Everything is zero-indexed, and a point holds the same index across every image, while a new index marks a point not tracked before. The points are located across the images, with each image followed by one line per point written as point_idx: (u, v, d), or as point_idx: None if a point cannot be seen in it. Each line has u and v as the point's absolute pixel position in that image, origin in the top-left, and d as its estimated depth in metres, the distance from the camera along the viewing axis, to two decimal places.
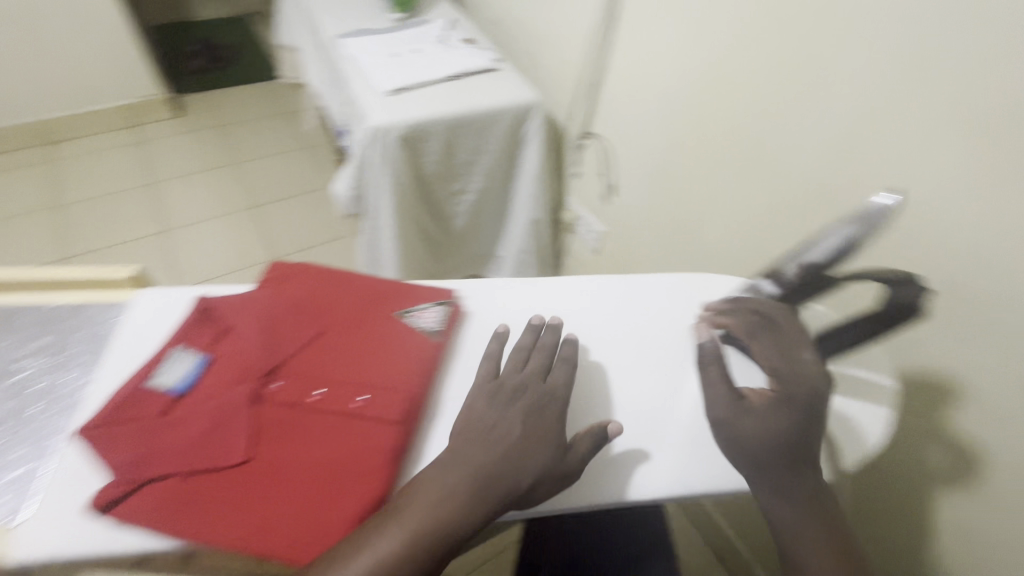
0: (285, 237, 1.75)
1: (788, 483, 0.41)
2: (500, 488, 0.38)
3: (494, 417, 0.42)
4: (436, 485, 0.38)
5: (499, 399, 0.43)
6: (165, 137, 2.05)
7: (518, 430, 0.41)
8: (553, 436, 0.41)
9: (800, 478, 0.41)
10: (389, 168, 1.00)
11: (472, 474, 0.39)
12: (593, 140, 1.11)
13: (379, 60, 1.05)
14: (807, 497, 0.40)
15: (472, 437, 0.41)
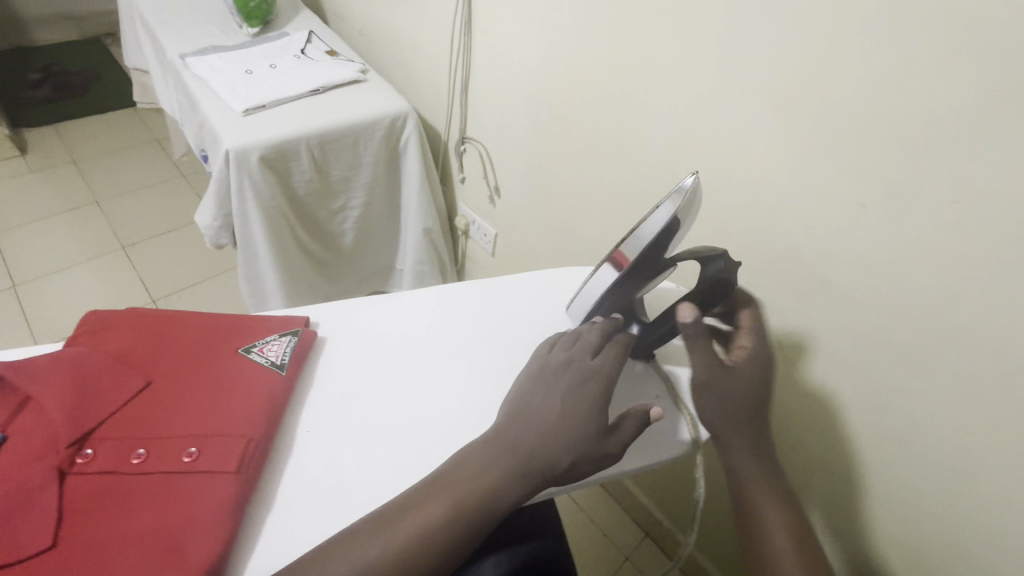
0: (165, 276, 1.61)
1: (749, 432, 0.47)
2: (533, 472, 0.40)
3: (546, 396, 0.42)
4: (479, 467, 0.40)
5: (560, 378, 0.43)
6: (6, 179, 1.81)
7: (561, 408, 0.41)
8: (604, 413, 0.42)
9: (755, 428, 0.47)
10: (255, 191, 0.94)
11: (518, 457, 0.40)
12: (472, 144, 1.11)
13: (232, 78, 0.98)
14: (758, 441, 0.47)
15: (522, 416, 0.42)
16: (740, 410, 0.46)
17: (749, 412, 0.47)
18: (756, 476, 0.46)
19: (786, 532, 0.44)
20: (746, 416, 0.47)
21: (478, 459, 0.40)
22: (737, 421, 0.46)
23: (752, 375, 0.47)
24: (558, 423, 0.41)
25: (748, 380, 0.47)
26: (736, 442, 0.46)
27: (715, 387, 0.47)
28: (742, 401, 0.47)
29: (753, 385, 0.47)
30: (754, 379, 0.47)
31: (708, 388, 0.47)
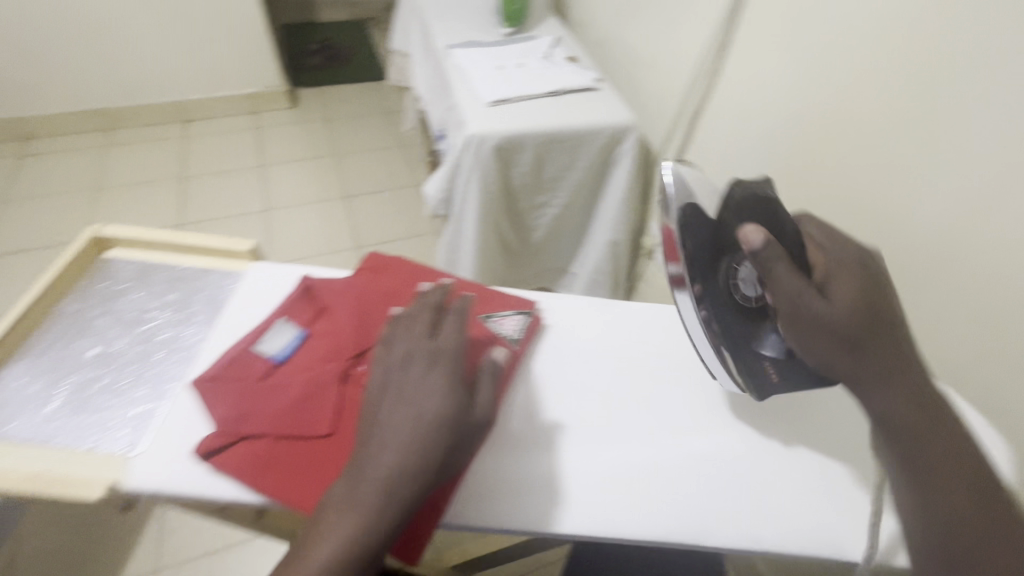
0: (371, 228, 1.86)
1: (884, 380, 0.40)
2: (417, 465, 0.38)
3: (402, 393, 0.41)
4: (364, 468, 0.38)
5: (403, 374, 0.42)
6: (278, 125, 2.24)
7: (417, 401, 0.40)
8: (430, 403, 0.40)
9: (892, 376, 0.40)
10: (480, 175, 1.03)
11: (399, 448, 0.39)
12: (686, 168, 1.09)
13: (484, 71, 1.09)
14: (904, 400, 0.39)
15: (385, 423, 0.40)
16: (853, 346, 0.40)
17: (863, 344, 0.40)
18: (924, 438, 0.39)
19: (978, 504, 0.37)
20: (859, 350, 0.40)
21: (360, 462, 0.39)
22: (856, 362, 0.40)
23: (846, 295, 0.42)
24: (423, 409, 0.40)
25: (846, 297, 0.42)
26: (885, 397, 0.40)
27: (801, 310, 0.41)
28: (854, 331, 0.40)
29: (847, 300, 0.41)
30: (859, 301, 0.41)
31: (799, 312, 0.41)
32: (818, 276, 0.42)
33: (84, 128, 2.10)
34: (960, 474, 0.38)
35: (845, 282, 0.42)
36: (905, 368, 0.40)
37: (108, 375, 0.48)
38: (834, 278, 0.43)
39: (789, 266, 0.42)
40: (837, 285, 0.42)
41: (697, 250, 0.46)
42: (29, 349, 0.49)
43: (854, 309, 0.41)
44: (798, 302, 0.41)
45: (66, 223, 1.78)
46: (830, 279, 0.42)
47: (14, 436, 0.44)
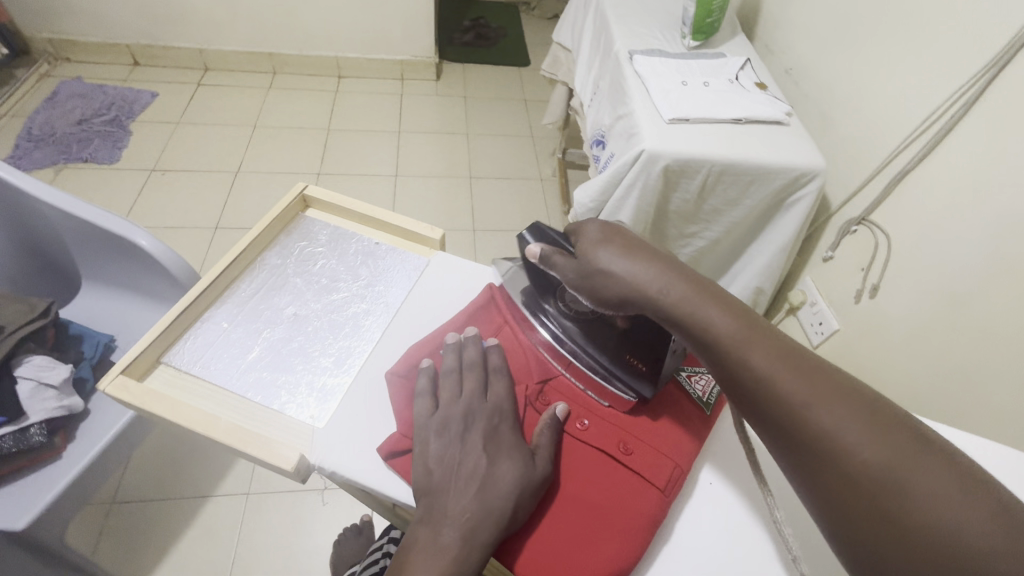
0: (490, 214, 1.86)
1: (749, 339, 0.36)
2: (492, 529, 0.35)
3: (462, 453, 0.38)
4: (440, 533, 0.35)
5: (446, 432, 0.39)
6: (420, 94, 2.30)
7: (483, 459, 0.38)
8: (500, 462, 0.38)
9: (749, 328, 0.37)
10: (641, 192, 0.98)
11: (462, 525, 0.35)
12: (869, 229, 0.99)
13: (668, 84, 1.02)
14: (769, 352, 0.35)
15: (447, 483, 0.37)
16: (646, 296, 0.40)
17: (670, 287, 0.39)
18: (796, 387, 0.33)
19: (875, 459, 0.30)
20: (655, 293, 0.40)
21: (425, 534, 0.35)
22: (677, 317, 0.39)
23: (631, 250, 0.42)
24: (484, 478, 0.37)
25: (631, 249, 0.42)
26: (738, 352, 0.36)
27: (589, 275, 0.43)
28: (641, 279, 0.40)
29: (637, 253, 0.42)
30: (644, 251, 0.42)
31: (590, 281, 0.43)
32: (583, 245, 0.44)
33: (253, 67, 2.27)
34: (852, 422, 0.31)
35: (627, 240, 0.43)
36: (763, 328, 0.37)
37: (300, 338, 0.49)
38: (609, 237, 0.44)
39: (559, 254, 0.45)
40: (611, 247, 0.43)
41: (532, 276, 0.49)
42: (231, 293, 0.51)
43: (640, 263, 0.41)
44: (586, 270, 0.43)
45: (223, 152, 1.93)
46: (608, 241, 0.43)
47: (213, 379, 0.45)
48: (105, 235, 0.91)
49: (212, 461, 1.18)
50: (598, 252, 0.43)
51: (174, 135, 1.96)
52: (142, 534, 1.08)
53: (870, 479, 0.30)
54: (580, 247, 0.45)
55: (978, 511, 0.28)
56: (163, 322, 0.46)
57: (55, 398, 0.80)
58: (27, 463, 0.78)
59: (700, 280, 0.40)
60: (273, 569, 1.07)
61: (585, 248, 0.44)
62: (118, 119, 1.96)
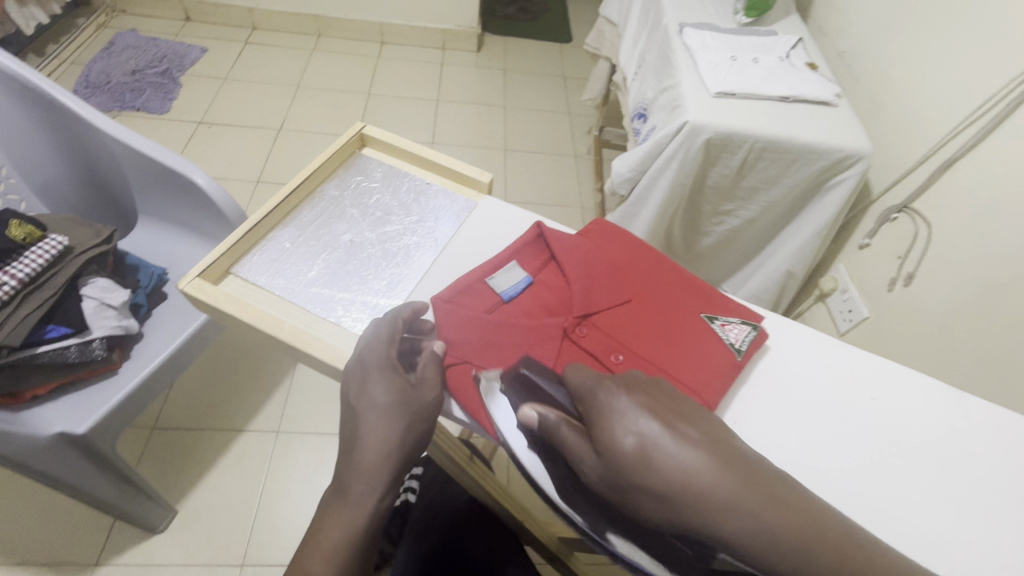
0: (523, 186, 1.88)
1: (798, 551, 0.26)
2: (397, 459, 0.39)
3: (368, 400, 0.40)
4: (350, 476, 0.38)
5: (391, 364, 0.42)
6: (460, 65, 2.30)
7: (384, 399, 0.40)
8: (403, 396, 0.40)
9: (810, 530, 0.27)
10: (679, 166, 0.98)
11: (389, 448, 0.39)
12: (910, 216, 0.98)
13: (716, 58, 1.01)
14: (827, 568, 0.26)
15: (355, 425, 0.39)
16: (711, 522, 0.27)
17: (744, 511, 0.27)
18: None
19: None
20: (721, 526, 0.27)
21: (342, 475, 0.38)
22: (753, 554, 0.27)
23: (671, 442, 0.29)
24: (389, 424, 0.39)
25: (667, 431, 0.29)
26: (800, 570, 0.26)
27: (620, 485, 0.29)
28: (705, 497, 0.27)
29: (678, 442, 0.29)
30: (688, 434, 0.29)
31: (625, 498, 0.29)
32: (598, 429, 0.31)
33: (299, 29, 2.31)
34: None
35: (661, 410, 0.30)
36: (813, 534, 0.27)
37: (354, 262, 0.52)
38: (638, 412, 0.30)
39: (569, 433, 0.32)
40: (650, 425, 0.30)
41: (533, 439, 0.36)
42: (294, 217, 0.55)
43: (688, 450, 0.28)
44: (613, 478, 0.29)
45: (267, 109, 1.98)
46: (642, 425, 0.30)
47: (277, 291, 0.49)
48: (165, 172, 0.96)
49: (247, 399, 1.25)
50: (628, 440, 0.29)
51: (221, 91, 2.02)
52: (180, 458, 1.15)
53: None
54: (598, 436, 0.31)
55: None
56: (234, 237, 0.50)
57: (115, 317, 0.85)
58: (89, 374, 0.84)
59: (757, 479, 0.28)
60: (300, 502, 1.13)
61: (606, 435, 0.30)
62: (170, 73, 2.02)
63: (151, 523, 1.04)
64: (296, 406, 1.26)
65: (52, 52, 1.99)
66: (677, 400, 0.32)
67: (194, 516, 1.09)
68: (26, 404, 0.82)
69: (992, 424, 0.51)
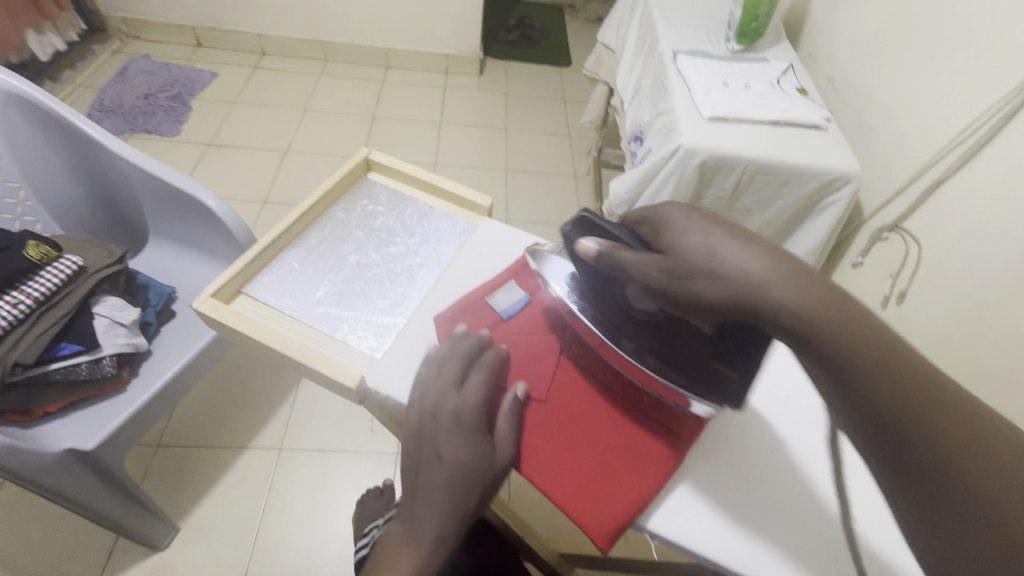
0: (523, 206, 1.91)
1: (875, 358, 0.29)
2: (475, 473, 0.39)
3: (441, 414, 0.41)
4: (429, 487, 0.38)
5: (458, 379, 0.43)
6: (462, 88, 2.37)
7: (459, 413, 0.41)
8: (476, 410, 0.41)
9: (851, 315, 0.30)
10: (675, 187, 1.01)
11: (464, 469, 0.39)
12: (901, 236, 1.00)
13: (709, 84, 1.05)
14: (912, 392, 0.28)
15: (430, 437, 0.40)
16: (758, 290, 0.31)
17: (784, 285, 0.31)
18: (936, 419, 0.27)
19: (992, 478, 0.26)
20: (764, 293, 0.31)
21: (420, 487, 0.39)
22: (795, 318, 0.30)
23: (730, 240, 0.33)
24: (464, 439, 0.40)
25: (727, 237, 0.34)
26: (838, 340, 0.29)
27: (678, 274, 0.34)
28: (754, 273, 0.31)
29: (734, 240, 0.33)
30: (742, 237, 0.34)
31: (682, 287, 0.34)
32: (662, 237, 0.36)
33: (306, 55, 2.38)
34: (981, 455, 0.26)
35: (721, 226, 0.35)
36: (882, 343, 0.29)
37: (360, 282, 0.54)
38: (699, 223, 0.35)
39: (626, 249, 0.37)
40: (706, 232, 0.35)
41: (600, 278, 0.43)
42: (302, 239, 0.57)
43: (748, 252, 0.32)
44: (670, 268, 0.35)
45: (274, 132, 2.03)
46: (701, 228, 0.35)
47: (286, 310, 0.51)
48: (177, 194, 0.99)
49: (251, 416, 1.26)
50: (689, 242, 0.35)
51: (230, 114, 2.07)
52: (184, 475, 1.16)
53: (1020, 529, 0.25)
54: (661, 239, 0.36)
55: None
56: (245, 259, 0.53)
57: (125, 335, 0.88)
58: (98, 391, 0.87)
59: (818, 277, 0.32)
60: (302, 519, 1.14)
61: (674, 243, 0.35)
62: (181, 97, 2.08)
63: (154, 541, 1.05)
64: (299, 424, 1.27)
65: (67, 78, 2.06)
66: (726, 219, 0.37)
67: (196, 533, 1.10)
68: (37, 420, 0.84)
69: None
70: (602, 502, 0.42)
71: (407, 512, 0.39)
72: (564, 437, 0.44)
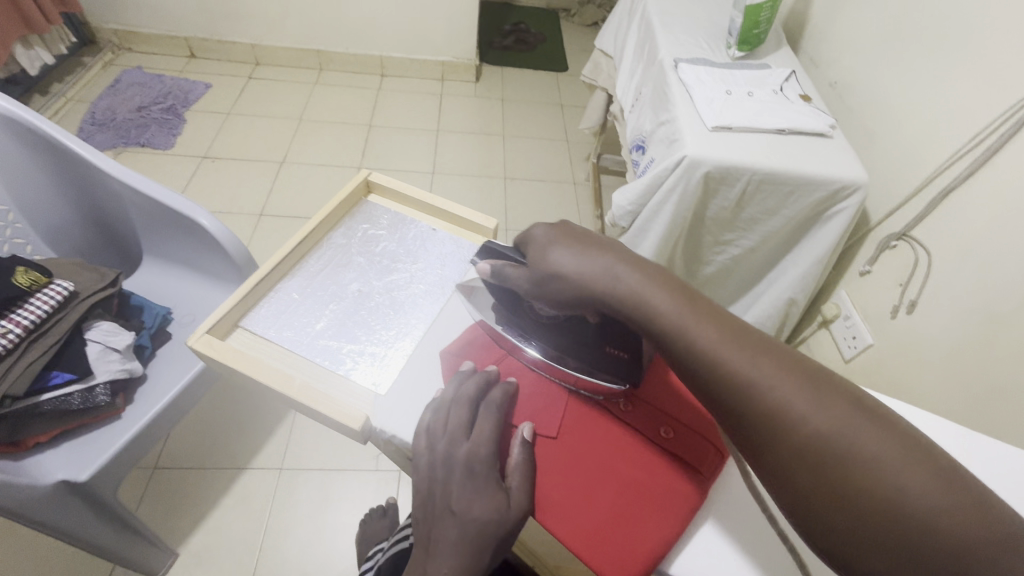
0: (523, 214, 1.89)
1: (721, 340, 0.34)
2: (490, 531, 0.37)
3: (452, 464, 0.40)
4: (443, 544, 0.38)
5: (468, 425, 0.41)
6: (459, 95, 2.35)
7: (471, 464, 0.39)
8: (489, 460, 0.40)
9: (683, 294, 0.37)
10: (679, 198, 0.99)
11: (476, 525, 0.37)
12: (909, 244, 0.98)
13: (712, 93, 1.04)
14: (749, 359, 0.33)
15: (444, 492, 0.39)
16: (597, 282, 0.39)
17: (619, 274, 0.39)
18: (781, 390, 0.31)
19: (841, 438, 0.30)
20: (608, 283, 0.39)
21: (436, 543, 0.38)
22: (632, 299, 0.38)
23: (579, 248, 0.41)
24: (477, 495, 0.38)
25: (577, 247, 0.42)
26: (672, 317, 0.36)
27: (543, 285, 0.42)
28: (587, 265, 0.40)
29: (582, 250, 0.41)
30: (588, 245, 0.42)
31: (550, 291, 0.42)
32: (532, 253, 0.44)
33: (301, 64, 2.36)
34: (830, 415, 0.30)
35: (573, 240, 0.42)
36: (725, 328, 0.35)
37: (362, 312, 0.52)
38: (552, 239, 0.43)
39: (510, 268, 0.45)
40: (561, 246, 0.42)
41: (502, 291, 0.48)
42: (301, 267, 0.55)
43: (583, 256, 0.41)
44: (540, 277, 0.42)
45: (270, 142, 2.01)
46: (554, 242, 0.43)
47: (285, 344, 0.49)
48: (171, 214, 0.97)
49: (249, 436, 1.24)
50: (551, 257, 0.42)
51: (225, 125, 2.05)
52: (182, 499, 1.14)
53: (826, 459, 0.30)
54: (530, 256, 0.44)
55: (960, 516, 0.27)
56: (242, 290, 0.51)
57: (119, 361, 0.86)
58: (93, 419, 0.84)
59: (659, 267, 0.39)
60: (302, 542, 1.11)
61: (540, 259, 0.43)
62: (174, 109, 2.06)
63: (152, 568, 1.02)
64: (299, 442, 1.24)
65: (57, 91, 2.03)
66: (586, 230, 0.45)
67: (196, 558, 1.07)
68: (28, 451, 0.81)
69: (1007, 467, 0.50)
70: (617, 545, 0.39)
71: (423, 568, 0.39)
72: (577, 475, 0.42)
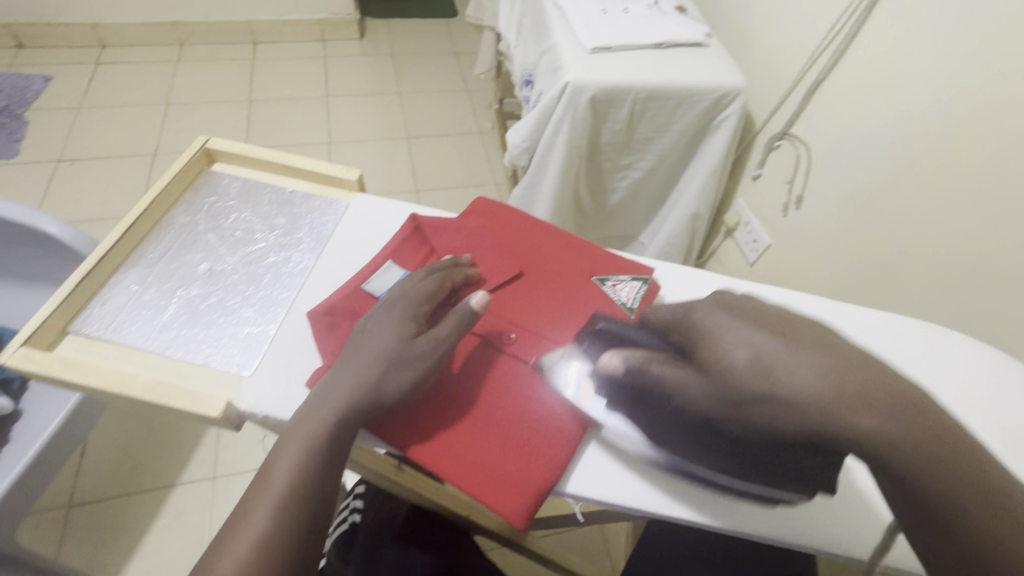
0: (432, 173, 1.82)
1: (994, 519, 0.29)
2: (363, 405, 0.38)
3: (371, 341, 0.40)
4: (302, 421, 0.37)
5: (392, 311, 0.42)
6: (344, 55, 2.18)
7: (384, 336, 0.40)
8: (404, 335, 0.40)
9: (959, 468, 0.30)
10: (571, 126, 0.97)
11: (352, 397, 0.38)
12: (791, 142, 1.02)
13: (587, 14, 1.01)
14: None
15: (345, 365, 0.40)
16: (829, 419, 0.31)
17: (851, 402, 0.30)
18: None
19: None
20: (849, 418, 0.30)
21: (301, 417, 0.38)
22: (868, 441, 0.30)
23: (784, 360, 0.32)
24: (376, 361, 0.39)
25: (788, 349, 0.32)
26: (945, 494, 0.30)
27: (737, 403, 0.33)
28: (826, 392, 0.31)
29: (795, 353, 0.32)
30: (804, 339, 0.33)
31: (738, 406, 0.33)
32: (706, 347, 0.35)
33: (157, 41, 2.09)
34: None
35: (756, 314, 0.35)
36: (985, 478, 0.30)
37: (217, 292, 0.47)
38: (756, 339, 0.33)
39: (666, 366, 0.35)
40: (767, 352, 0.33)
41: (625, 383, 0.38)
42: (138, 255, 0.49)
43: (813, 372, 0.31)
44: (723, 392, 0.33)
45: (136, 134, 1.79)
46: (754, 348, 0.33)
47: (127, 342, 0.43)
48: (11, 226, 0.85)
49: (172, 452, 1.15)
50: (743, 366, 0.33)
51: (77, 121, 1.80)
52: (109, 531, 1.05)
53: None
54: (705, 356, 0.34)
55: None
56: (64, 289, 0.44)
57: None
58: None
59: (907, 408, 0.30)
60: None
61: (713, 358, 0.34)
62: (10, 109, 1.78)
63: None
64: (229, 446, 1.18)
65: None
66: (779, 314, 0.35)
67: None
68: None
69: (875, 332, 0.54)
70: (485, 465, 0.40)
71: (255, 483, 0.36)
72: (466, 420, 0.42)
